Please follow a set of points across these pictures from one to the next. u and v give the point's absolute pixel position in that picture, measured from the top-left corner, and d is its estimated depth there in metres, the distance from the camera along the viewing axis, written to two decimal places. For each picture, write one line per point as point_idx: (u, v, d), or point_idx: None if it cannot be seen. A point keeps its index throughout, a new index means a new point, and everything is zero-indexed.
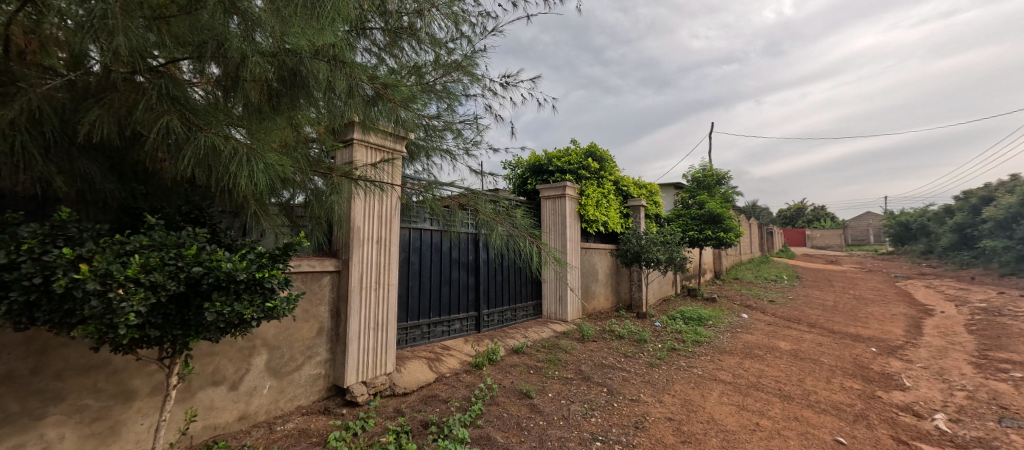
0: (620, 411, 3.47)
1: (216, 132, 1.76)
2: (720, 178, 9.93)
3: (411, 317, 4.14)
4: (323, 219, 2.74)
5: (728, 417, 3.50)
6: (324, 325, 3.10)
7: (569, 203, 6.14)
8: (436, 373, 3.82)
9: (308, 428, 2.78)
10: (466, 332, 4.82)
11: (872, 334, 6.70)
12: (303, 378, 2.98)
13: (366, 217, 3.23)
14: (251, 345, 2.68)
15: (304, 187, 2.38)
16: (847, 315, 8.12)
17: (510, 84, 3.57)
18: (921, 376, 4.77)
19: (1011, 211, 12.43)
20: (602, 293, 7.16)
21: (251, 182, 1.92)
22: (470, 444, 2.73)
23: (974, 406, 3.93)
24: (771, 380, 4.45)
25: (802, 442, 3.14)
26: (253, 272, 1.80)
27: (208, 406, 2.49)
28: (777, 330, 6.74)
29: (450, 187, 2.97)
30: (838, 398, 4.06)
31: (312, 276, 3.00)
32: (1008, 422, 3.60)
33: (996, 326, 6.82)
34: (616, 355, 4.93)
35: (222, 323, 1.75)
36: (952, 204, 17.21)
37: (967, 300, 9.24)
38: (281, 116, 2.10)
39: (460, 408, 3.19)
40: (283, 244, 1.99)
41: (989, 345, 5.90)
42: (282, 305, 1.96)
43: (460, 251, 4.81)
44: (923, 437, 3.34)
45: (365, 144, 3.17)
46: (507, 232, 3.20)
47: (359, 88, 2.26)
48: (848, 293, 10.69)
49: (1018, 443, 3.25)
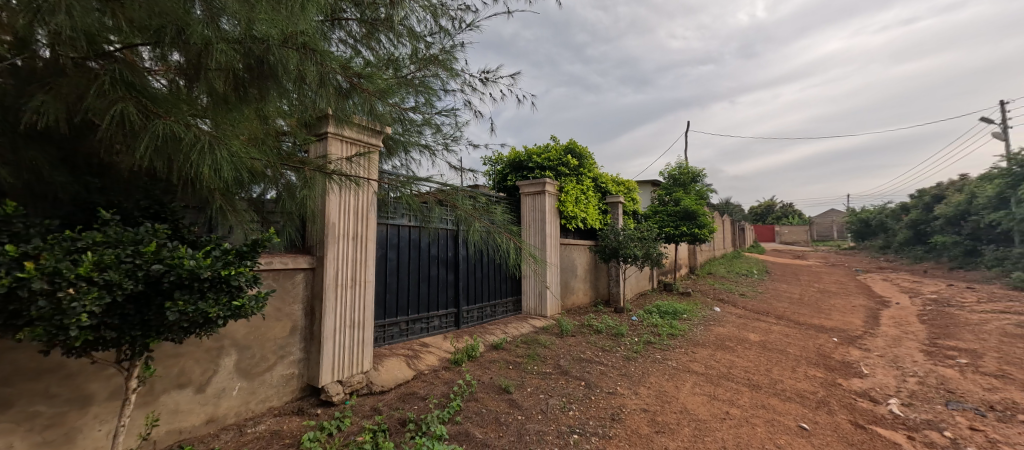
0: (597, 404, 3.52)
1: (176, 119, 1.66)
2: (695, 175, 10.15)
3: (389, 315, 4.07)
4: (295, 215, 2.68)
5: (700, 407, 3.60)
6: (298, 324, 3.02)
7: (548, 200, 6.16)
8: (414, 370, 3.78)
9: (281, 429, 2.70)
10: (445, 329, 4.79)
11: (835, 325, 7.02)
12: (276, 378, 2.89)
13: (342, 213, 3.14)
14: (220, 346, 2.58)
15: (276, 182, 2.31)
16: (812, 307, 8.48)
17: (489, 80, 3.55)
18: (878, 364, 5.03)
19: (960, 209, 13.23)
20: (581, 289, 7.23)
21: (216, 174, 1.84)
22: (448, 441, 2.71)
23: (923, 391, 4.17)
24: (741, 370, 4.61)
25: (768, 428, 3.26)
26: (218, 270, 1.72)
27: (173, 409, 2.39)
28: (747, 323, 6.98)
29: (428, 183, 2.92)
30: (803, 386, 4.23)
31: (284, 273, 2.91)
32: (954, 405, 3.84)
33: (945, 316, 7.26)
34: (594, 349, 4.99)
35: (186, 323, 1.68)
36: (908, 202, 18.20)
37: (920, 292, 9.80)
38: (249, 107, 2.02)
39: (439, 405, 3.17)
40: (252, 241, 1.91)
41: (939, 334, 6.27)
42: (251, 303, 1.89)
43: (439, 247, 4.77)
44: (879, 421, 3.52)
45: (340, 138, 3.10)
46: (486, 228, 3.16)
47: (331, 78, 2.19)
48: (814, 287, 11.15)
49: (963, 424, 3.47)
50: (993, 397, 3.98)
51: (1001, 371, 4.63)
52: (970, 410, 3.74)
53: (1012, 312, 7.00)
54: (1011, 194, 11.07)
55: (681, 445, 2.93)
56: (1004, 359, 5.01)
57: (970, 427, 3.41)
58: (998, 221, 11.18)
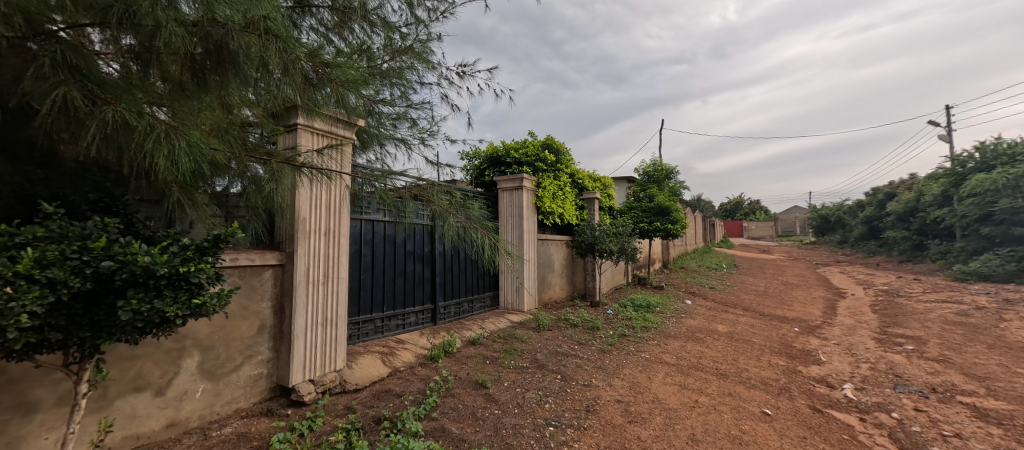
0: (573, 396, 3.56)
1: (127, 107, 1.56)
2: (668, 172, 10.35)
3: (363, 312, 3.99)
4: (262, 209, 2.58)
5: (671, 396, 3.69)
6: (266, 322, 2.91)
7: (525, 195, 6.15)
8: (390, 367, 3.72)
9: (248, 431, 2.61)
10: (421, 325, 4.73)
11: (796, 315, 7.34)
12: (242, 379, 2.78)
13: (313, 207, 3.04)
14: (180, 347, 2.45)
15: (241, 175, 2.21)
16: (776, 299, 8.84)
17: (466, 73, 3.50)
18: (835, 351, 5.30)
19: (909, 205, 14.07)
20: (558, 283, 7.29)
21: (174, 166, 1.74)
22: (424, 438, 2.68)
23: (875, 376, 4.42)
24: (710, 360, 4.76)
25: (734, 415, 3.38)
26: (176, 266, 1.63)
27: (129, 414, 2.27)
28: (716, 315, 7.21)
29: (402, 177, 2.85)
30: (766, 374, 4.41)
31: (251, 270, 2.79)
32: (901, 388, 4.08)
33: (895, 306, 7.72)
34: (569, 343, 5.04)
35: (141, 323, 1.59)
36: (863, 200, 19.19)
37: (873, 283, 10.38)
38: (210, 95, 1.92)
39: (415, 402, 3.13)
40: (213, 235, 1.82)
41: (889, 322, 6.65)
42: (213, 301, 1.81)
43: (415, 243, 4.70)
44: (834, 405, 3.71)
45: (310, 129, 2.99)
46: (461, 224, 3.12)
47: (297, 65, 2.10)
48: (778, 279, 11.62)
49: (908, 405, 3.69)
50: (935, 380, 4.25)
51: (942, 355, 4.96)
52: (915, 392, 3.98)
53: (952, 301, 7.51)
54: (954, 192, 11.84)
55: (653, 434, 3.00)
56: (944, 345, 5.37)
57: (915, 408, 3.64)
58: (942, 217, 11.95)
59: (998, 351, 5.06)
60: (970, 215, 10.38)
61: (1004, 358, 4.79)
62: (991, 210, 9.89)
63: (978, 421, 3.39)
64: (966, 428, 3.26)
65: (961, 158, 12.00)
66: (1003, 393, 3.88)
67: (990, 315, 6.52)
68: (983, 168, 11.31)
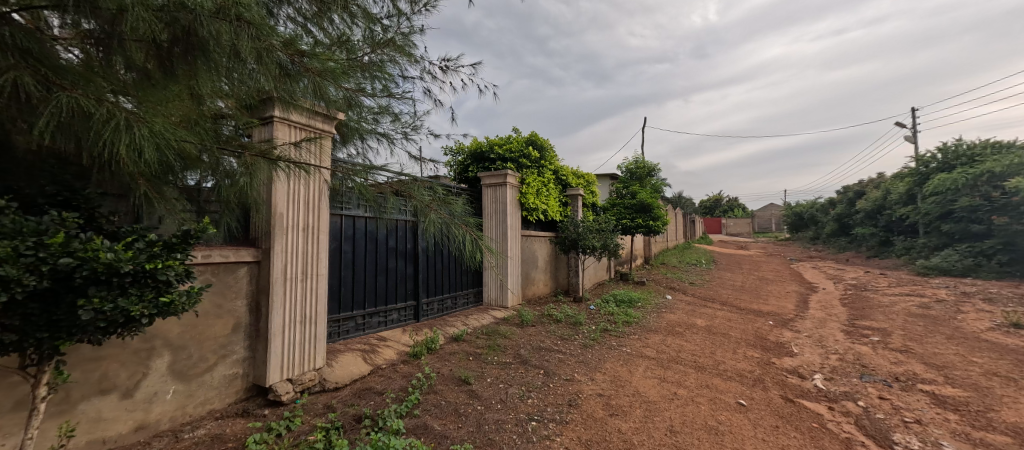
0: (555, 390, 3.58)
1: (85, 94, 1.49)
2: (650, 170, 10.47)
3: (344, 309, 3.91)
4: (236, 203, 2.49)
5: (651, 389, 3.75)
6: (241, 321, 2.82)
7: (509, 192, 6.12)
8: (371, 365, 3.67)
9: (223, 432, 2.53)
10: (404, 322, 4.68)
11: (771, 309, 7.55)
12: (216, 379, 2.70)
13: (290, 202, 2.96)
14: (149, 347, 2.35)
15: (214, 168, 2.13)
16: (752, 293, 9.08)
17: (449, 68, 3.47)
18: (807, 343, 5.47)
19: (876, 203, 14.63)
20: (542, 279, 7.32)
21: (137, 156, 1.66)
22: (406, 435, 2.65)
23: (843, 366, 4.59)
24: (689, 354, 4.86)
25: (711, 406, 3.46)
26: (142, 264, 1.56)
27: (94, 418, 2.17)
28: (695, 309, 7.35)
29: (383, 172, 2.80)
30: (742, 366, 4.52)
31: (225, 267, 2.70)
32: (867, 377, 4.24)
33: (863, 299, 8.03)
34: (552, 339, 5.06)
35: (103, 323, 1.53)
36: (835, 198, 19.86)
37: (843, 278, 10.76)
38: (178, 85, 1.85)
39: (397, 400, 3.09)
40: (182, 232, 1.75)
41: (857, 315, 6.92)
42: (182, 299, 1.75)
43: (397, 239, 4.63)
44: (805, 395, 3.83)
45: (287, 122, 2.91)
46: (443, 220, 3.07)
47: (272, 55, 2.03)
48: (754, 274, 11.93)
49: (873, 394, 3.84)
50: (898, 369, 4.44)
51: (905, 346, 5.18)
52: (880, 381, 4.15)
53: (915, 294, 7.86)
54: (918, 190, 12.37)
55: (633, 426, 3.04)
56: (907, 336, 5.61)
57: (880, 396, 3.79)
58: (906, 215, 12.47)
59: (956, 341, 5.32)
60: (932, 212, 10.86)
61: (961, 348, 5.03)
62: (951, 208, 10.37)
63: (937, 407, 3.55)
64: (926, 414, 3.42)
65: (925, 158, 12.54)
66: (960, 381, 4.07)
67: (949, 307, 6.85)
68: (945, 168, 11.83)
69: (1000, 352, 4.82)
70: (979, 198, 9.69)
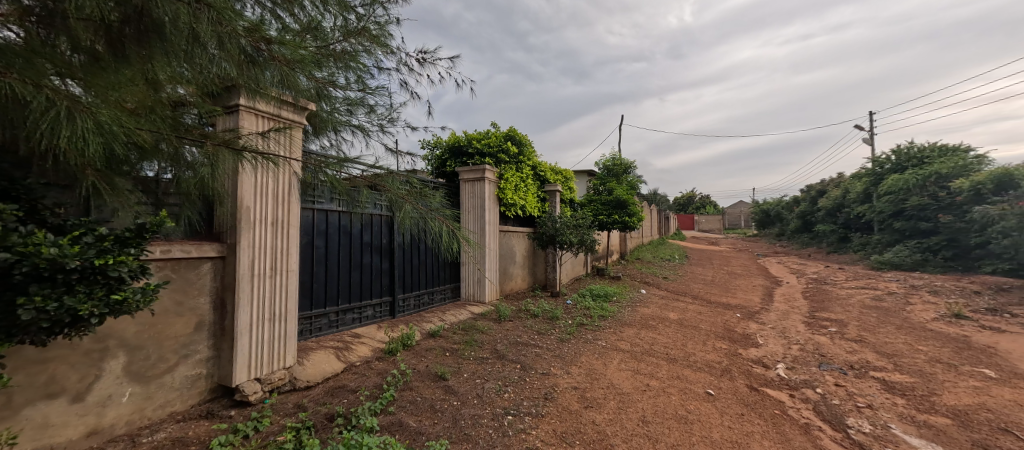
0: (532, 384, 3.60)
1: (21, 79, 1.39)
2: (627, 166, 10.61)
3: (316, 306, 3.81)
4: (197, 194, 2.37)
5: (624, 381, 3.82)
6: (204, 319, 2.70)
7: (487, 187, 6.08)
8: (345, 362, 3.58)
9: (185, 435, 2.41)
10: (379, 318, 4.60)
11: (739, 302, 7.82)
12: (178, 380, 2.58)
13: (258, 196, 2.84)
14: (102, 348, 2.22)
15: (173, 159, 2.00)
16: (721, 287, 9.38)
17: (426, 60, 3.41)
18: (771, 335, 5.70)
19: (836, 200, 15.35)
20: (519, 274, 7.32)
21: (83, 145, 1.56)
22: (380, 433, 2.60)
23: (804, 356, 4.80)
24: (661, 346, 4.97)
25: (681, 396, 3.55)
26: (91, 259, 1.48)
27: (41, 423, 2.04)
28: (668, 303, 7.53)
29: (356, 165, 2.72)
30: (711, 357, 4.66)
31: (187, 263, 2.57)
32: (825, 366, 4.45)
33: (823, 292, 8.42)
34: (530, 333, 5.08)
35: (48, 323, 1.44)
36: (799, 196, 20.72)
37: (805, 272, 11.26)
38: (132, 69, 1.74)
39: (371, 397, 3.03)
40: (136, 226, 1.65)
41: (816, 307, 7.26)
42: (136, 297, 1.66)
43: (372, 234, 4.53)
44: (769, 383, 3.99)
45: (254, 112, 2.78)
46: (419, 213, 3.02)
47: (234, 40, 1.94)
48: (724, 269, 12.31)
49: (830, 381, 4.04)
50: (853, 358, 4.67)
51: (860, 336, 5.47)
52: (836, 369, 4.36)
53: (870, 287, 8.31)
54: (873, 190, 13.06)
55: (607, 418, 3.09)
56: (862, 326, 5.91)
57: (836, 383, 3.98)
58: (862, 213, 13.15)
59: (905, 330, 5.65)
60: (886, 211, 11.48)
61: (909, 337, 5.35)
62: (903, 207, 10.99)
63: (886, 392, 3.76)
64: (876, 399, 3.62)
65: (880, 159, 13.23)
66: (908, 368, 4.33)
67: (899, 299, 7.28)
68: (899, 168, 12.51)
69: (943, 341, 5.15)
70: (927, 198, 10.31)
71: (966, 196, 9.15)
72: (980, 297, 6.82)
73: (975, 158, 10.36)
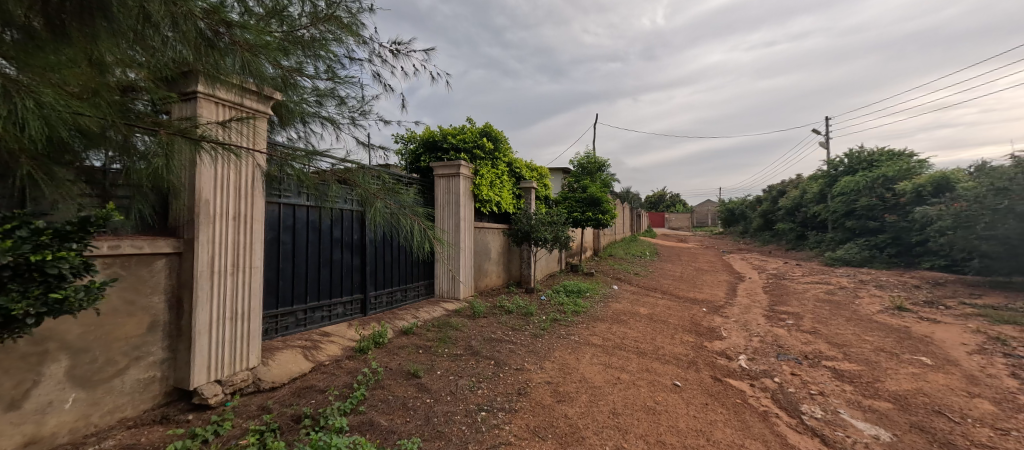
0: (505, 380, 3.58)
1: None
2: (601, 165, 10.75)
3: (282, 304, 3.66)
4: (149, 186, 2.21)
5: (596, 375, 3.87)
6: (159, 319, 2.54)
7: (462, 183, 6.00)
8: (313, 362, 3.46)
9: (137, 442, 2.27)
10: (350, 316, 4.48)
11: (705, 297, 8.08)
12: (128, 384, 2.42)
13: (218, 188, 2.69)
14: (41, 351, 2.06)
15: (121, 147, 1.85)
16: (689, 283, 9.66)
17: (400, 52, 3.30)
18: (734, 327, 5.92)
19: (794, 199, 16.10)
20: (494, 271, 7.30)
21: (19, 130, 1.43)
22: (349, 433, 2.53)
23: (764, 347, 5.00)
24: (631, 340, 5.07)
25: (650, 388, 3.62)
26: (26, 254, 1.36)
27: None
28: (639, 299, 7.69)
29: (325, 158, 2.62)
30: (678, 350, 4.79)
31: (139, 260, 2.42)
32: (783, 356, 4.66)
33: (782, 287, 8.82)
34: (503, 329, 5.07)
35: None
36: (761, 196, 21.62)
37: (767, 268, 11.76)
38: (74, 48, 1.60)
39: (340, 397, 2.94)
40: (79, 219, 1.50)
41: (775, 301, 7.60)
42: (79, 295, 1.54)
43: (342, 230, 4.40)
44: (731, 374, 4.14)
45: (213, 99, 2.63)
46: (389, 209, 2.93)
47: (191, 21, 1.86)
48: (691, 265, 12.69)
49: (787, 370, 4.23)
50: (807, 348, 4.91)
51: (813, 328, 5.76)
52: (792, 359, 4.57)
53: (823, 282, 8.77)
54: (828, 191, 13.77)
55: (579, 411, 3.12)
56: (816, 319, 6.23)
57: (792, 372, 4.17)
58: (818, 212, 13.86)
59: (854, 322, 5.99)
60: (838, 210, 12.14)
61: (857, 328, 5.67)
62: (854, 206, 11.65)
63: (836, 380, 3.97)
64: (828, 386, 3.82)
65: (834, 162, 13.98)
66: (856, 357, 4.59)
67: (849, 293, 7.71)
68: (851, 171, 13.26)
69: (887, 331, 5.49)
70: (875, 198, 10.96)
71: (908, 197, 9.83)
72: (920, 291, 7.33)
73: (917, 163, 11.13)
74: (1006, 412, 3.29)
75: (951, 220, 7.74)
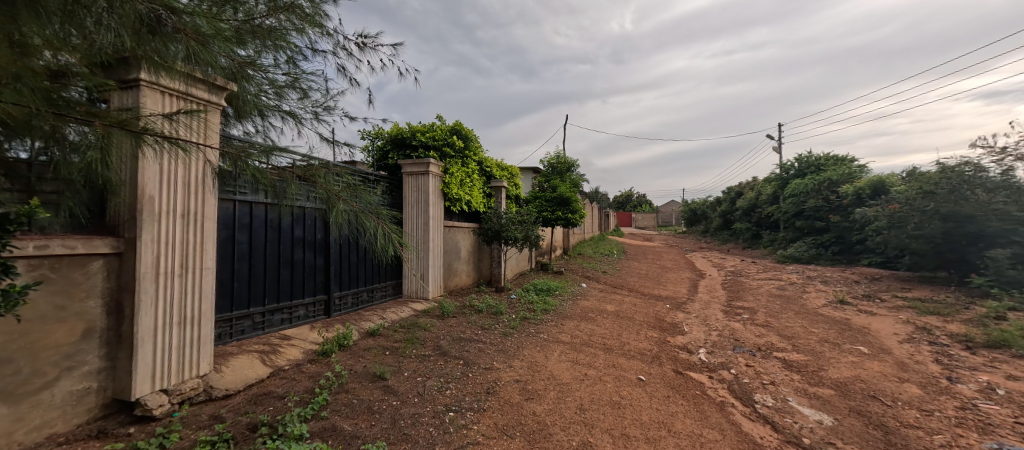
0: (474, 380, 3.56)
1: None
2: (570, 165, 10.88)
3: (238, 307, 3.48)
4: (81, 181, 2.03)
5: (563, 372, 3.90)
6: (95, 325, 2.35)
7: (432, 181, 5.91)
8: (271, 367, 3.30)
9: None
10: (313, 318, 4.32)
11: (668, 294, 8.34)
12: (59, 396, 2.22)
13: (164, 184, 2.52)
14: None
15: (50, 139, 1.69)
16: (653, 280, 9.95)
17: (367, 46, 3.19)
18: (695, 323, 6.13)
19: (750, 200, 16.91)
20: (464, 270, 7.23)
21: None
22: (310, 440, 2.44)
23: (721, 341, 5.22)
24: (598, 337, 5.16)
25: (616, 383, 3.70)
26: None
27: None
28: (606, 296, 7.84)
29: (282, 155, 2.49)
30: (642, 346, 4.91)
31: (72, 261, 2.23)
32: (739, 349, 4.87)
33: (739, 283, 9.24)
34: (472, 329, 5.02)
35: None
36: (721, 198, 22.59)
37: (726, 265, 12.29)
38: None
39: (301, 403, 2.82)
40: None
41: (733, 297, 7.94)
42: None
43: (304, 229, 4.23)
44: (691, 367, 4.29)
45: (157, 88, 2.46)
46: (351, 210, 2.81)
47: (130, 6, 1.72)
48: (656, 263, 13.08)
49: (742, 362, 4.43)
50: (761, 341, 5.17)
51: (767, 321, 6.06)
52: (747, 351, 4.80)
53: (776, 278, 9.27)
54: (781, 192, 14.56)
55: (546, 408, 3.13)
56: (769, 313, 6.56)
57: (746, 364, 4.37)
58: (771, 213, 14.63)
59: (803, 315, 6.36)
60: (790, 211, 12.83)
61: (805, 321, 6.01)
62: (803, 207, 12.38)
63: (786, 370, 4.20)
64: (778, 376, 4.03)
65: (787, 165, 14.80)
66: (803, 348, 4.87)
67: (799, 288, 8.18)
68: (800, 174, 14.06)
69: (831, 324, 5.86)
70: (822, 200, 11.69)
71: (850, 199, 10.53)
72: (860, 285, 7.88)
73: (858, 167, 11.96)
74: (930, 395, 3.58)
75: (886, 221, 8.34)
